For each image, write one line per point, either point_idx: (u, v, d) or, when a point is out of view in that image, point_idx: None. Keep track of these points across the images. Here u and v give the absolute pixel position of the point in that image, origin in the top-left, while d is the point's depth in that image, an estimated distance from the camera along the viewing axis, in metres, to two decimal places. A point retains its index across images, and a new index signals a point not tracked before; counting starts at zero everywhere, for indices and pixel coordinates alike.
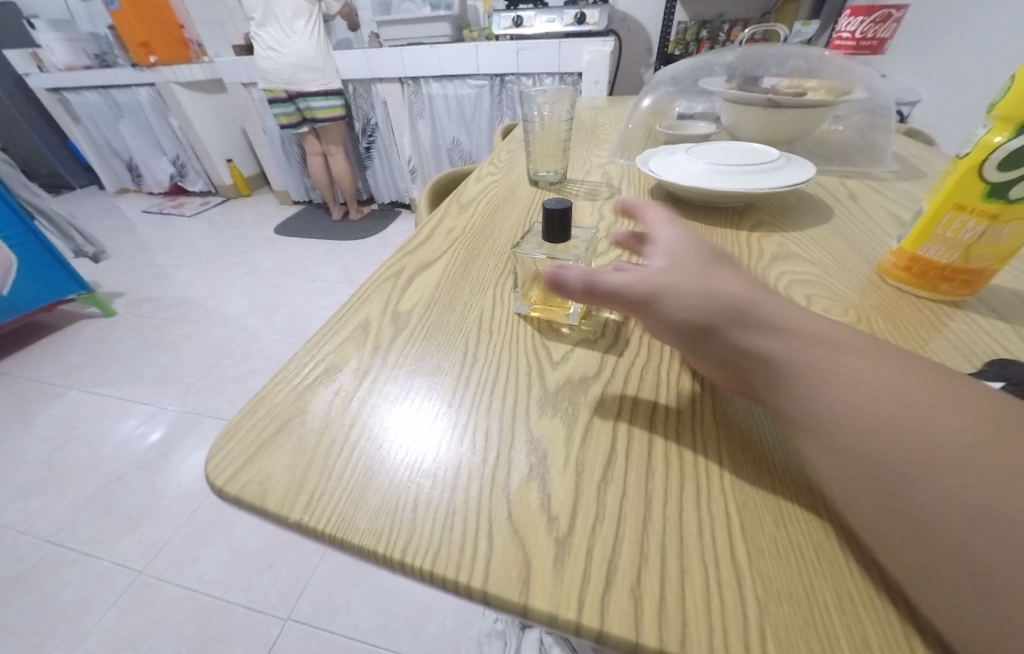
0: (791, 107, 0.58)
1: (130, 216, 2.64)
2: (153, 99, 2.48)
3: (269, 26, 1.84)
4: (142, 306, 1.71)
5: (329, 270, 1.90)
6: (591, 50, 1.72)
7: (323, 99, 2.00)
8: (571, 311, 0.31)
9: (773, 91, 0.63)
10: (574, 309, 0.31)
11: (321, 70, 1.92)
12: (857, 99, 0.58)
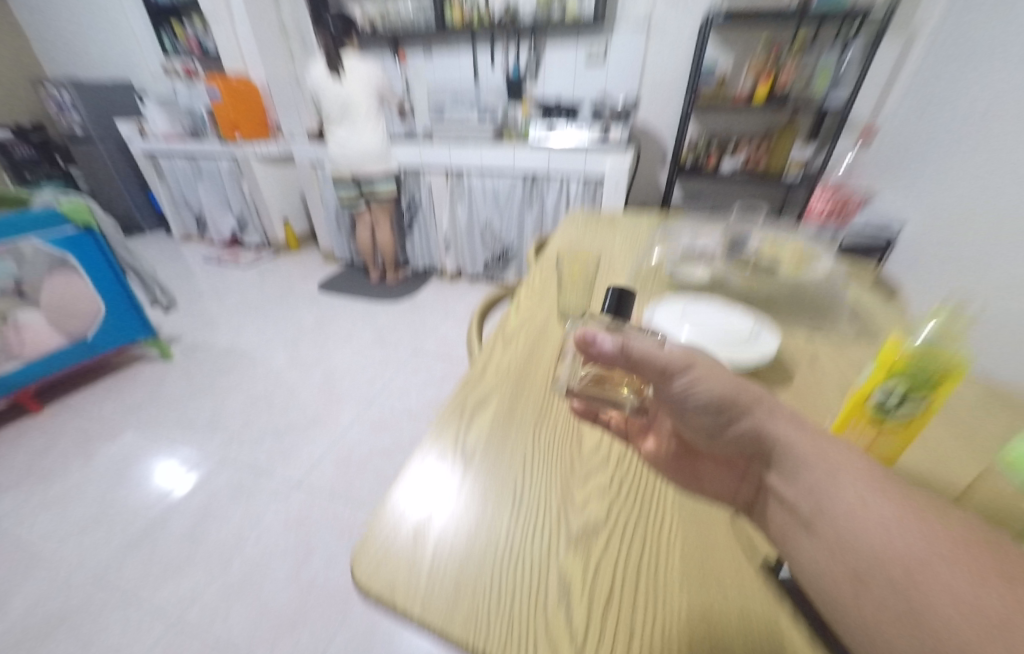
0: None
1: (191, 263, 2.96)
2: (231, 168, 2.86)
3: (339, 123, 2.19)
4: (195, 352, 1.90)
5: (364, 330, 2.09)
6: (613, 161, 2.00)
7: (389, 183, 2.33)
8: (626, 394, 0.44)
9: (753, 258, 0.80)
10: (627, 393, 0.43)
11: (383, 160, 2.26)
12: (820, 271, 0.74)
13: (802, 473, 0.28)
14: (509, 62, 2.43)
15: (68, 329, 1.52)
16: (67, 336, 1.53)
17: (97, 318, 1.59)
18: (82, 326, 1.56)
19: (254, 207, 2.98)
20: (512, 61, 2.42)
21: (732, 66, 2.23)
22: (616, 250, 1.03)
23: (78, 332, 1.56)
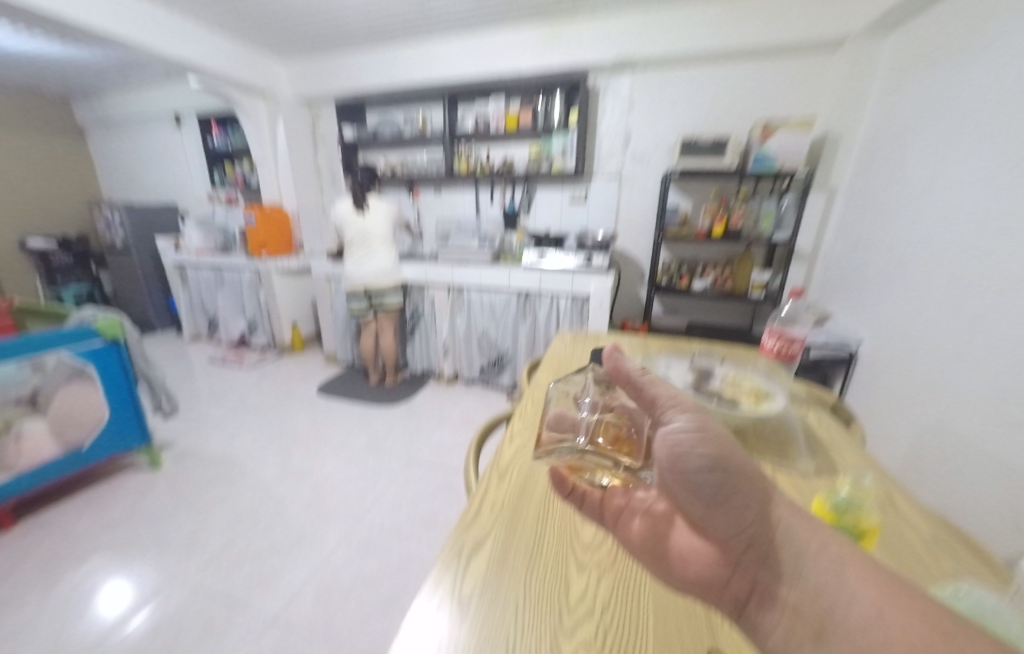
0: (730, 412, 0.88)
1: (195, 363, 3.05)
2: (251, 279, 3.11)
3: (354, 248, 2.48)
4: (186, 460, 1.88)
5: (359, 436, 2.11)
6: (596, 282, 2.27)
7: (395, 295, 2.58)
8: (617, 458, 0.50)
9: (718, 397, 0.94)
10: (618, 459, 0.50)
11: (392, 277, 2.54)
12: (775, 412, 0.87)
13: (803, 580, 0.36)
14: (506, 199, 2.91)
15: (66, 439, 1.53)
16: (63, 446, 1.53)
17: (97, 428, 1.61)
18: (80, 435, 1.57)
19: (267, 312, 3.20)
20: (509, 199, 2.91)
21: (692, 208, 2.68)
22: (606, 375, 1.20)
23: (74, 442, 1.56)
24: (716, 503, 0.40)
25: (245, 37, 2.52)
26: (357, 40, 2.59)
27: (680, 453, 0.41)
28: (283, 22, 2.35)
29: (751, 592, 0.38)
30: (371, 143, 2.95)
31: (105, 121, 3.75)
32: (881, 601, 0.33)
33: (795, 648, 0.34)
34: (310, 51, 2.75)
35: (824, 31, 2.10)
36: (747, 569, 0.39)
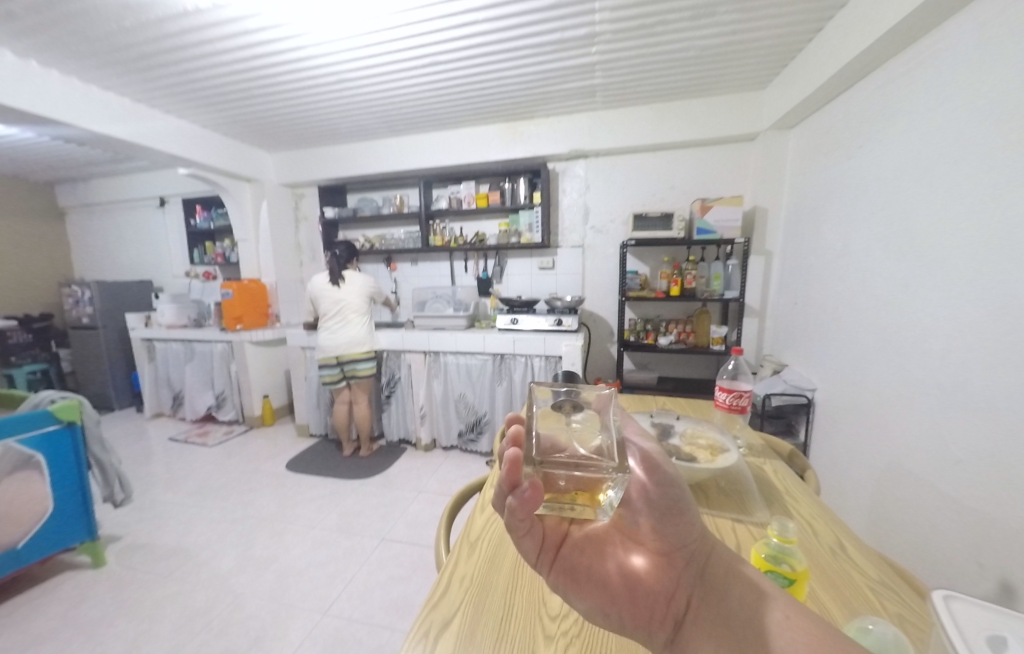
0: (686, 465, 0.95)
1: (154, 443, 2.87)
2: (224, 351, 3.07)
3: (327, 317, 2.54)
4: (134, 554, 1.72)
5: (329, 515, 2.00)
6: (568, 343, 2.38)
7: (366, 363, 2.58)
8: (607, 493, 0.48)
9: (677, 452, 1.01)
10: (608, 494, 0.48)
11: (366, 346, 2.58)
12: (728, 464, 0.94)
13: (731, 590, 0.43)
14: (479, 268, 3.11)
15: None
16: None
17: (37, 522, 1.47)
18: (15, 533, 1.41)
19: (238, 384, 3.12)
20: (482, 269, 3.11)
21: (650, 273, 2.94)
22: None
23: (7, 542, 1.40)
24: (670, 511, 0.49)
25: (236, 135, 2.78)
26: (341, 136, 2.89)
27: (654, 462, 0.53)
28: (274, 123, 2.63)
29: (688, 607, 0.44)
30: (351, 219, 3.15)
31: (87, 205, 3.86)
32: (785, 609, 0.41)
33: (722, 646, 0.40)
34: (297, 144, 3.04)
35: (738, 129, 2.53)
36: (687, 584, 0.45)
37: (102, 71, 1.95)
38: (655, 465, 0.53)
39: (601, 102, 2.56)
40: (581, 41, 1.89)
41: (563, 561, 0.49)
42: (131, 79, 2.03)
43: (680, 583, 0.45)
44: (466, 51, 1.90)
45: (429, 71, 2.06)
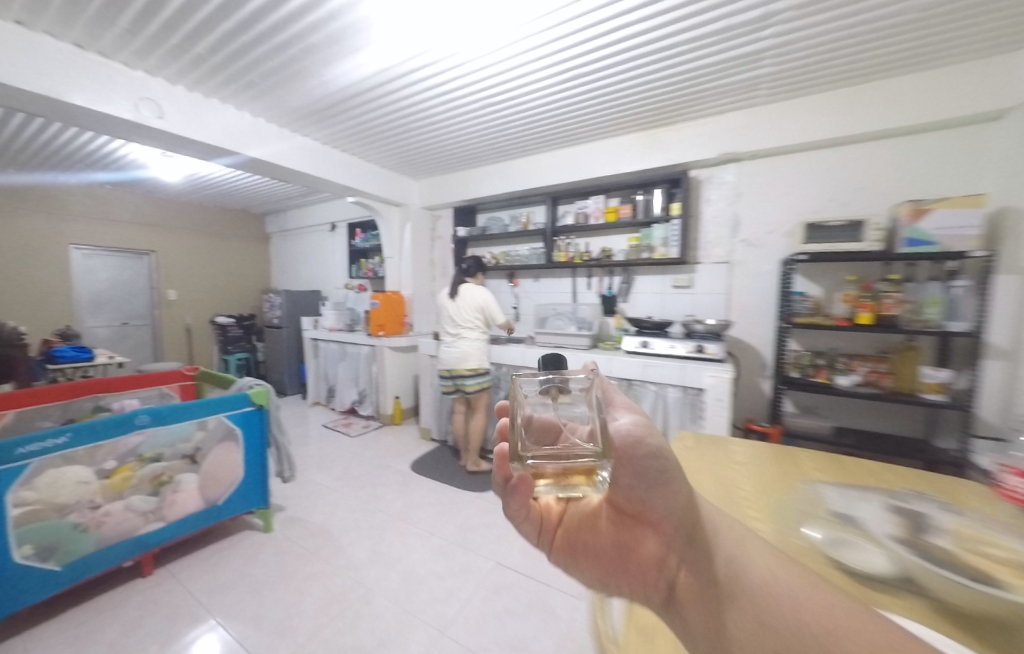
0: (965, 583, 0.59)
1: (312, 428, 3.38)
2: (368, 354, 3.48)
3: (450, 328, 2.65)
4: (292, 526, 1.97)
5: (447, 525, 2.01)
6: (713, 375, 2.02)
7: (475, 378, 2.60)
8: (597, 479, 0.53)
9: (946, 560, 0.66)
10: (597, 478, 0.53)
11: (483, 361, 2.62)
12: None
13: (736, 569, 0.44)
14: (604, 286, 2.94)
15: (207, 494, 1.70)
16: (204, 501, 1.69)
17: (231, 486, 1.78)
18: (218, 492, 1.73)
19: (376, 384, 3.49)
20: (607, 285, 2.93)
21: (824, 295, 2.36)
22: (734, 501, 0.96)
23: (212, 498, 1.72)
24: (655, 483, 0.51)
25: (393, 166, 3.17)
26: (476, 160, 3.08)
27: (634, 437, 0.51)
28: (422, 152, 2.91)
29: (679, 570, 0.48)
30: (481, 237, 3.31)
31: (285, 231, 4.90)
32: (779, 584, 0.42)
33: (714, 609, 0.43)
34: (438, 170, 3.32)
35: (983, 106, 1.85)
36: (677, 548, 0.48)
37: (304, 123, 2.40)
38: (638, 442, 0.51)
39: (764, 95, 2.18)
40: (753, 23, 1.62)
41: (564, 537, 0.55)
42: (324, 126, 2.46)
43: (669, 551, 0.48)
44: (614, 58, 1.82)
45: (571, 85, 2.04)
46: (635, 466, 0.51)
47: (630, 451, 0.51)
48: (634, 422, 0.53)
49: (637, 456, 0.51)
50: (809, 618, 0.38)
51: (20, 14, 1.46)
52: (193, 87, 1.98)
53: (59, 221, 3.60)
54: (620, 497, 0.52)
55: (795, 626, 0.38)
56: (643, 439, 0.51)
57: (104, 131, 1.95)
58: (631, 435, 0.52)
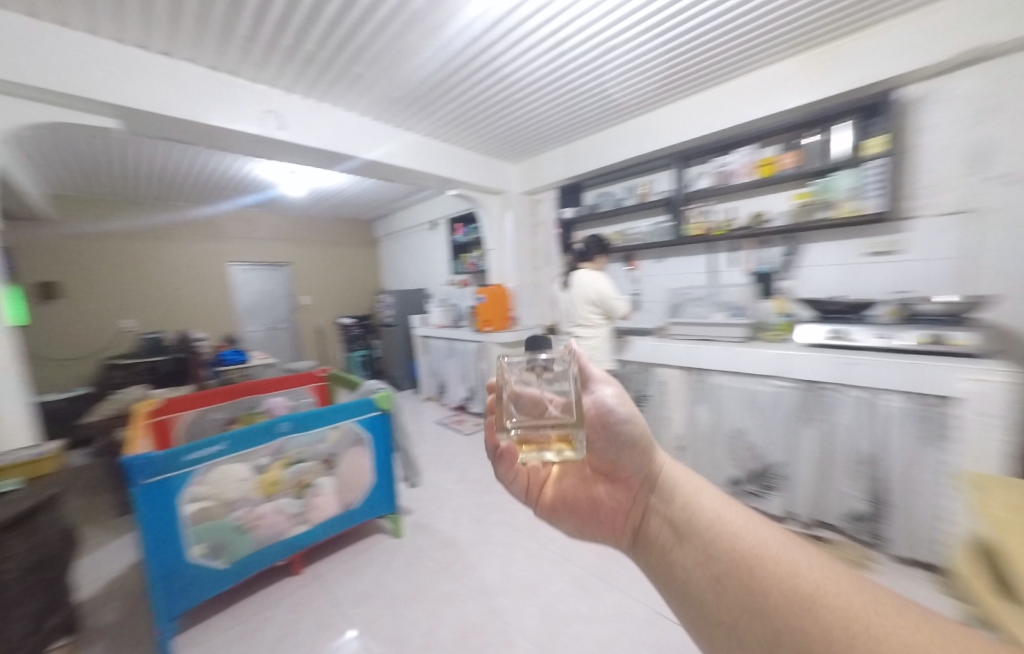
0: None
1: (427, 425, 3.42)
2: (475, 350, 3.37)
3: (567, 324, 2.39)
4: (420, 533, 1.89)
5: (582, 550, 1.73)
6: (971, 378, 1.34)
7: None
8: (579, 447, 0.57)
9: None
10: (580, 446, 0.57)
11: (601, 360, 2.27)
12: None
13: (693, 511, 0.51)
14: (756, 261, 2.34)
15: (343, 498, 1.68)
16: (340, 505, 1.68)
17: (363, 490, 1.74)
18: (352, 496, 1.71)
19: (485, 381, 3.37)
20: (761, 260, 2.33)
21: None
22: None
23: (347, 502, 1.70)
24: (619, 442, 0.59)
25: (494, 150, 2.94)
26: (581, 129, 2.70)
27: (603, 404, 0.60)
28: (525, 128, 2.62)
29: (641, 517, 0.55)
30: (591, 216, 2.93)
31: (391, 234, 5.15)
32: (734, 520, 0.48)
33: (667, 546, 0.49)
34: (539, 148, 3.00)
35: None
36: (641, 500, 0.56)
37: (407, 115, 2.29)
38: (607, 410, 0.60)
39: None
40: None
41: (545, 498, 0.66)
42: (425, 115, 2.33)
43: (635, 500, 0.56)
44: None
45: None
46: (604, 431, 0.60)
47: (601, 418, 0.60)
48: (609, 391, 0.61)
49: (610, 422, 0.59)
50: (764, 547, 0.43)
51: (164, 43, 1.54)
52: (309, 93, 1.98)
53: (222, 244, 4.24)
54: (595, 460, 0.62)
55: (737, 557, 0.43)
56: (613, 405, 0.60)
57: (241, 150, 2.07)
58: (601, 399, 0.61)
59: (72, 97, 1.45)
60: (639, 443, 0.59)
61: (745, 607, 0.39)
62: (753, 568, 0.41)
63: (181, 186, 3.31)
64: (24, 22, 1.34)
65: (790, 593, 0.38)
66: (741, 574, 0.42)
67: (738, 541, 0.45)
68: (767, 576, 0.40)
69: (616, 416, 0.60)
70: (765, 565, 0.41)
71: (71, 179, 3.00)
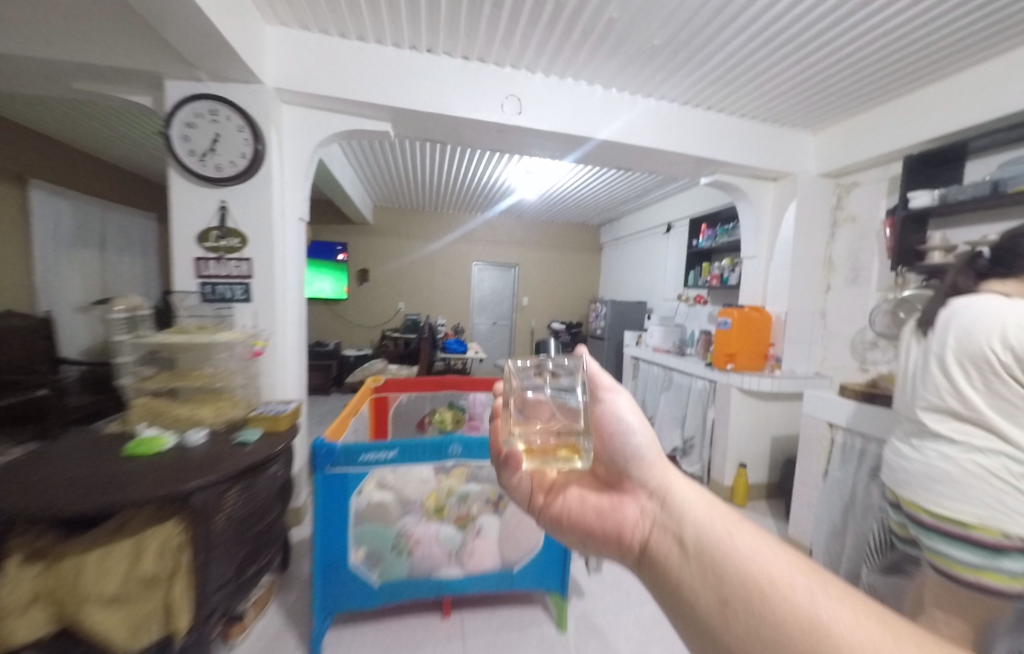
0: None
1: None
2: (703, 391, 2.40)
3: (929, 416, 1.02)
4: (589, 641, 1.34)
5: None
6: None
7: (961, 546, 0.94)
8: (581, 452, 0.70)
9: None
10: (583, 452, 0.70)
11: (990, 507, 0.90)
12: None
13: (696, 523, 0.57)
14: None
15: (504, 553, 1.33)
16: (500, 561, 1.34)
17: (530, 552, 1.35)
18: (515, 555, 1.34)
19: (710, 438, 2.34)
20: None
21: None
22: None
23: (509, 560, 1.35)
24: (626, 453, 0.69)
25: (778, 115, 2.01)
26: (984, 54, 1.44)
27: (610, 410, 0.73)
28: (852, 69, 1.60)
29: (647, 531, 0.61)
30: (985, 205, 1.47)
31: (616, 239, 4.71)
32: (733, 529, 0.54)
33: (673, 559, 0.55)
34: (865, 105, 1.85)
35: None
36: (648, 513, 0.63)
37: (658, 75, 1.74)
38: (615, 414, 0.72)
39: None
40: None
41: (547, 509, 0.75)
42: (683, 74, 1.72)
43: (640, 512, 0.63)
44: None
45: None
46: (610, 440, 0.71)
47: (606, 424, 0.72)
48: (614, 401, 0.73)
49: (614, 424, 0.71)
50: (760, 560, 0.49)
51: (429, 39, 1.59)
52: (550, 69, 1.75)
53: (470, 245, 4.89)
54: (603, 469, 0.73)
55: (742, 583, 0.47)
56: (621, 415, 0.72)
57: (480, 143, 2.04)
58: (610, 410, 0.73)
59: (360, 103, 1.68)
60: (638, 448, 0.69)
61: (754, 630, 0.44)
62: (756, 588, 0.46)
63: (445, 195, 3.91)
64: (340, 43, 1.61)
65: (800, 624, 0.42)
66: (742, 592, 0.46)
67: (741, 555, 0.51)
68: (769, 598, 0.45)
69: (620, 423, 0.71)
70: (764, 586, 0.46)
71: (385, 192, 4.01)
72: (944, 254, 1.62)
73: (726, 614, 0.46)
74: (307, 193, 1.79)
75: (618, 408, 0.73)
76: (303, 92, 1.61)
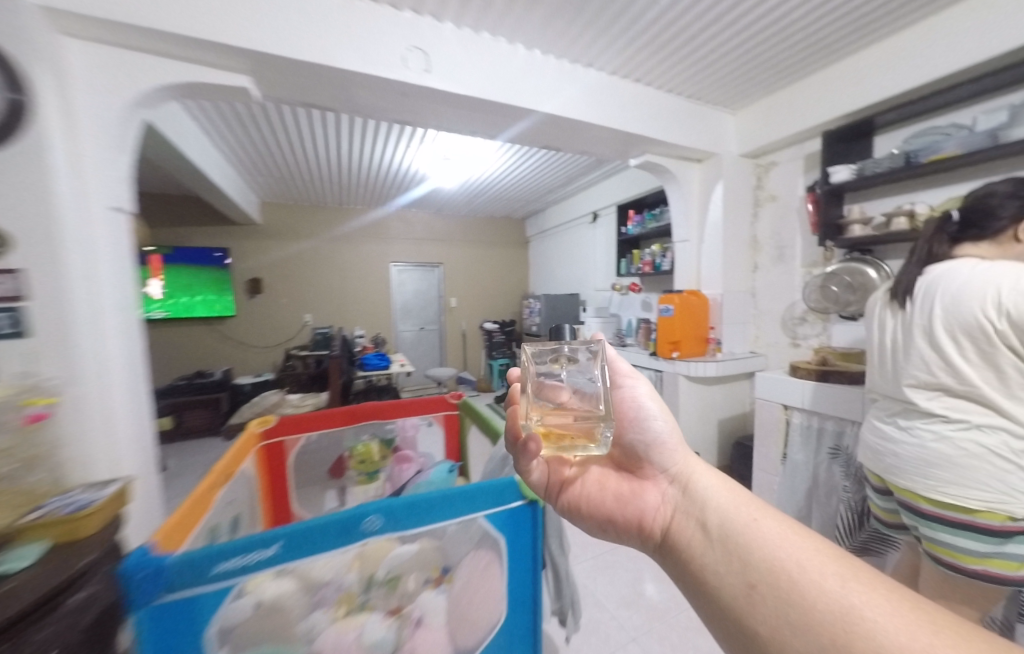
0: None
1: None
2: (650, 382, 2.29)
3: (918, 394, 0.92)
4: None
5: None
6: None
7: (975, 537, 0.83)
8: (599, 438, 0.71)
9: None
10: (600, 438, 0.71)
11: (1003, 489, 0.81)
12: None
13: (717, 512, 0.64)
14: None
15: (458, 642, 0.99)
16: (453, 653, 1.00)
17: (491, 630, 1.03)
18: (472, 640, 1.01)
19: None
20: None
21: None
22: None
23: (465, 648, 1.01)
24: (649, 444, 0.76)
25: (702, 91, 1.94)
26: (890, 27, 1.48)
27: (633, 401, 0.80)
28: (777, 37, 1.54)
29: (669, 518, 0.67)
30: (901, 176, 1.52)
31: (543, 232, 4.57)
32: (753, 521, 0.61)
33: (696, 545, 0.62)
34: (781, 83, 1.86)
35: None
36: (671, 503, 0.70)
37: (587, 34, 1.53)
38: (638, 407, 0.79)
39: None
40: None
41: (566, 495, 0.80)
42: (612, 34, 1.53)
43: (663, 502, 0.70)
44: None
45: None
46: (634, 433, 0.78)
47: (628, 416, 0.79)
48: (636, 391, 0.80)
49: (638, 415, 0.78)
50: (779, 544, 0.56)
51: None
52: (461, 18, 1.43)
53: (385, 244, 4.37)
54: (620, 458, 0.80)
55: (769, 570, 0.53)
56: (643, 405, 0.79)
57: (382, 111, 1.64)
58: (632, 401, 0.80)
59: (199, 44, 1.20)
60: (659, 438, 0.76)
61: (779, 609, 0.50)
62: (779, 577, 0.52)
63: (348, 187, 3.37)
64: None
65: (825, 607, 0.49)
66: (767, 579, 0.52)
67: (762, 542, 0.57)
68: (790, 585, 0.51)
69: (643, 414, 0.79)
70: (786, 573, 0.52)
71: (273, 184, 3.34)
72: (863, 226, 1.66)
73: (752, 596, 0.53)
74: (119, 170, 1.24)
75: (640, 399, 0.80)
76: (95, 20, 1.08)
